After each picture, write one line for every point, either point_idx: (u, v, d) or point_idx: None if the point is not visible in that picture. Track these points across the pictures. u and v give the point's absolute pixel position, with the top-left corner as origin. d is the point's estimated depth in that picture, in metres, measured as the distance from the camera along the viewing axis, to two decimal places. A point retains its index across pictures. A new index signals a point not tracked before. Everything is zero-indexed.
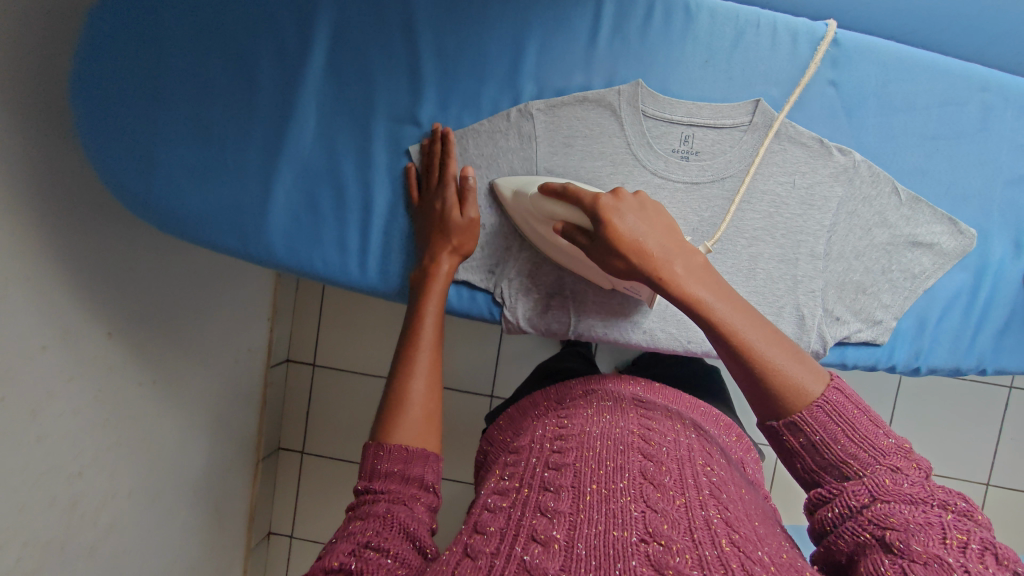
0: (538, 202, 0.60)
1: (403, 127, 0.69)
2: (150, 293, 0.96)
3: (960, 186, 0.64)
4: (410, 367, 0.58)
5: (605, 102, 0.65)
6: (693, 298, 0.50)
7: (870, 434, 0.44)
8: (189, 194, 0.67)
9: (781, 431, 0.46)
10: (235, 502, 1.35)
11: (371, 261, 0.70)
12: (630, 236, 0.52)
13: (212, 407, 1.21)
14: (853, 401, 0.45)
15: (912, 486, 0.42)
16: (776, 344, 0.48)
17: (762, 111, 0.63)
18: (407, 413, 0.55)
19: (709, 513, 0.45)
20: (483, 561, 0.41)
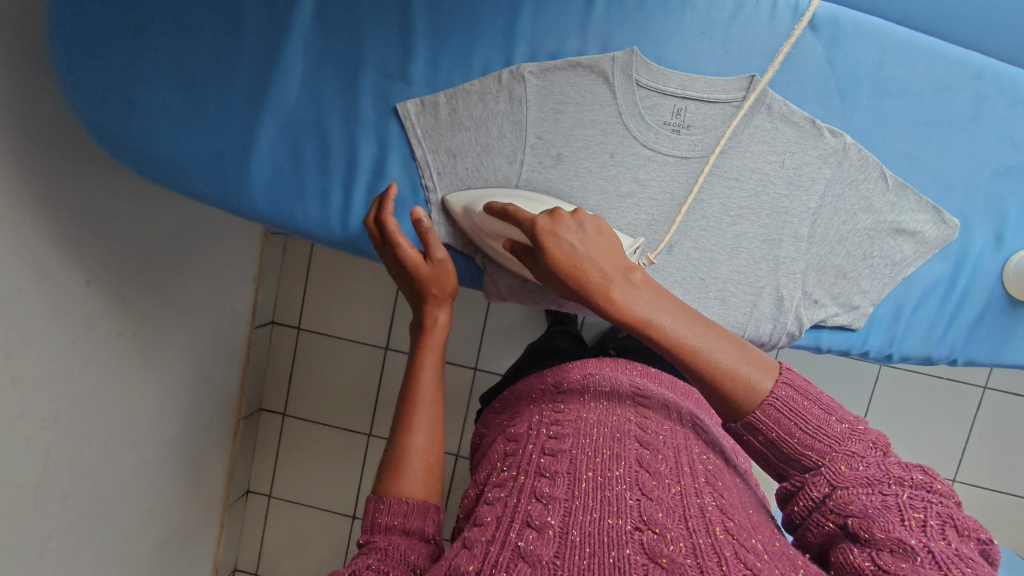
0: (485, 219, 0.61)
1: (392, 83, 0.67)
2: (131, 242, 0.95)
3: (948, 175, 0.63)
4: (411, 420, 0.58)
5: (599, 69, 0.63)
6: (638, 321, 0.48)
7: (822, 423, 0.45)
8: (169, 138, 0.65)
9: (739, 432, 0.48)
10: (213, 459, 1.36)
11: (354, 216, 0.69)
12: (565, 259, 0.51)
13: (193, 364, 1.21)
14: (802, 391, 0.46)
15: (869, 468, 0.43)
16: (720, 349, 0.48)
17: (755, 87, 0.62)
18: (406, 473, 0.55)
19: (705, 501, 0.46)
20: (479, 548, 0.43)
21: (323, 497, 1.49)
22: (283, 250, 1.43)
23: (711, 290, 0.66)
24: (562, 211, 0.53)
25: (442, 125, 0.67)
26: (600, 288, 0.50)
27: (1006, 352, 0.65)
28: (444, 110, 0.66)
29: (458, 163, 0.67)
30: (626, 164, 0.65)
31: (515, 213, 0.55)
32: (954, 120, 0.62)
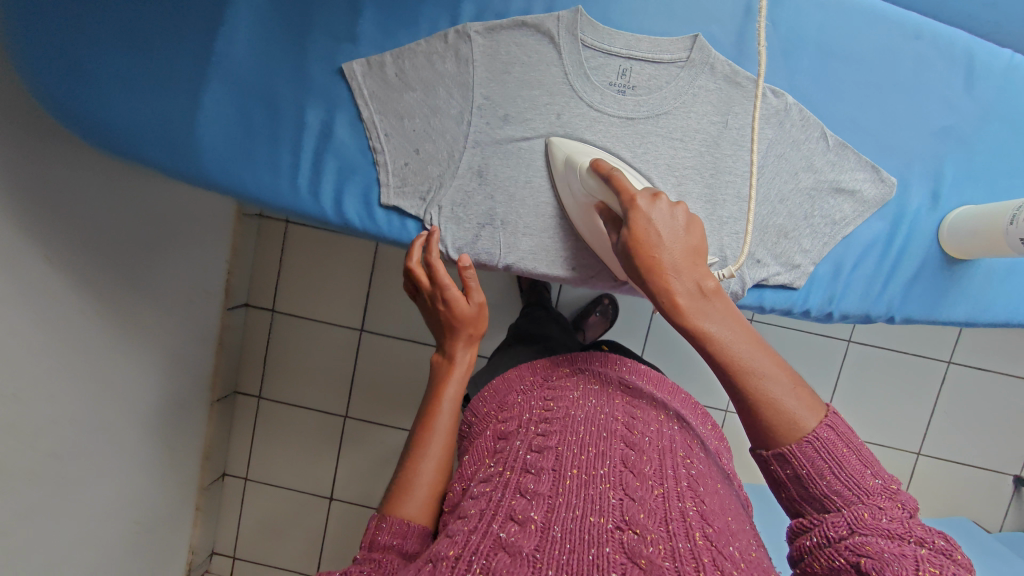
0: (586, 176, 0.60)
1: (340, 43, 0.66)
2: (94, 220, 0.93)
3: (890, 136, 0.64)
4: (420, 448, 0.59)
5: (543, 29, 0.63)
6: (702, 332, 0.48)
7: (857, 473, 0.44)
8: (117, 101, 0.62)
9: (766, 460, 0.47)
10: (188, 441, 1.35)
11: (303, 178, 0.68)
12: (648, 242, 0.52)
13: (165, 346, 1.20)
14: (844, 438, 0.45)
15: (891, 521, 0.42)
16: (774, 378, 0.46)
17: (699, 48, 0.63)
18: (415, 492, 0.56)
19: (685, 505, 0.47)
20: (461, 536, 0.44)
21: (301, 480, 1.49)
22: (257, 233, 1.42)
23: None
24: (664, 197, 0.53)
25: (389, 86, 0.66)
26: (662, 283, 0.50)
27: (942, 309, 0.67)
28: (391, 71, 0.66)
29: (406, 124, 0.67)
30: (572, 125, 0.66)
31: (619, 183, 0.55)
32: (894, 81, 0.63)
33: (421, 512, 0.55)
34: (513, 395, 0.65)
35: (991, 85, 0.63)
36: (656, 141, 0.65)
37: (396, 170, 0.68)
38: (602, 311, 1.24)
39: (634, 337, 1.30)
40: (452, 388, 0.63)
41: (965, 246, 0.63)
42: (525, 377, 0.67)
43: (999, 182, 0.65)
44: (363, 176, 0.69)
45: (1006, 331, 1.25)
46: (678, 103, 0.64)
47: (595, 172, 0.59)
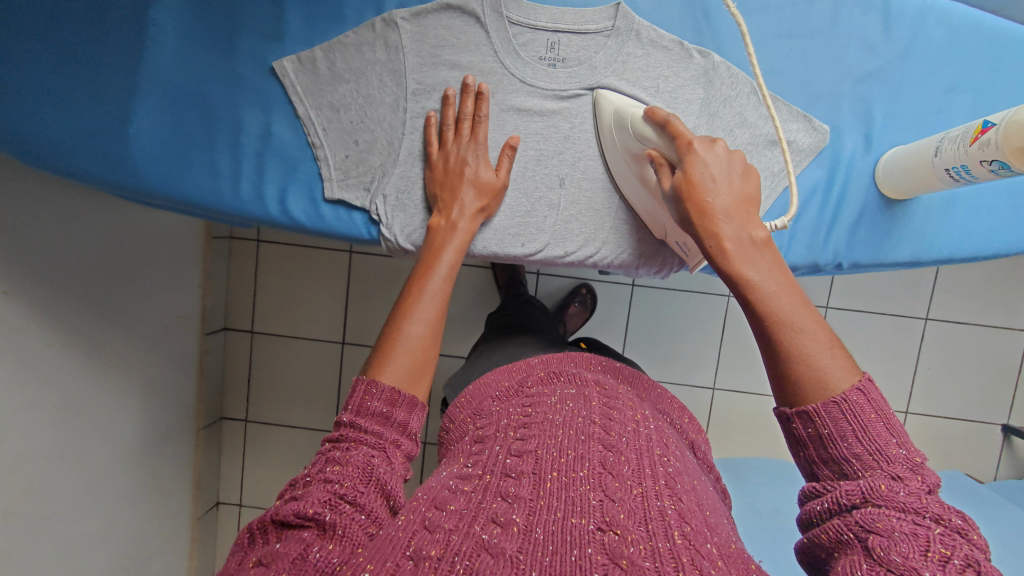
0: (637, 122, 0.58)
1: (267, 43, 0.67)
2: (50, 248, 0.92)
3: (816, 84, 0.65)
4: (412, 311, 0.56)
5: (468, 10, 0.64)
6: (738, 277, 0.48)
7: (881, 441, 0.40)
8: (45, 117, 0.62)
9: (790, 419, 0.43)
10: (176, 470, 1.33)
11: (245, 180, 0.68)
12: (702, 186, 0.51)
13: (142, 373, 1.18)
14: (874, 405, 0.42)
15: (908, 495, 0.38)
16: (813, 333, 0.45)
17: (622, 15, 0.63)
18: (401, 351, 0.53)
19: (665, 504, 0.43)
20: (441, 534, 0.39)
21: None
22: (228, 254, 1.41)
23: (604, 219, 0.68)
24: (721, 144, 0.52)
25: (322, 80, 0.67)
26: (710, 226, 0.50)
27: (886, 252, 0.68)
28: (322, 65, 0.66)
29: (342, 116, 0.67)
30: (507, 103, 0.66)
31: (675, 128, 0.53)
32: (814, 31, 0.64)
33: (407, 373, 0.52)
34: (488, 403, 0.61)
35: (909, 23, 0.64)
36: (594, 110, 0.66)
37: (338, 163, 0.68)
38: (580, 300, 1.25)
39: (614, 322, 1.31)
40: (448, 255, 0.61)
41: (900, 185, 0.64)
42: (500, 381, 0.64)
43: (929, 118, 0.66)
44: (306, 173, 0.69)
45: (978, 281, 1.27)
46: (609, 71, 0.65)
47: (649, 118, 0.56)
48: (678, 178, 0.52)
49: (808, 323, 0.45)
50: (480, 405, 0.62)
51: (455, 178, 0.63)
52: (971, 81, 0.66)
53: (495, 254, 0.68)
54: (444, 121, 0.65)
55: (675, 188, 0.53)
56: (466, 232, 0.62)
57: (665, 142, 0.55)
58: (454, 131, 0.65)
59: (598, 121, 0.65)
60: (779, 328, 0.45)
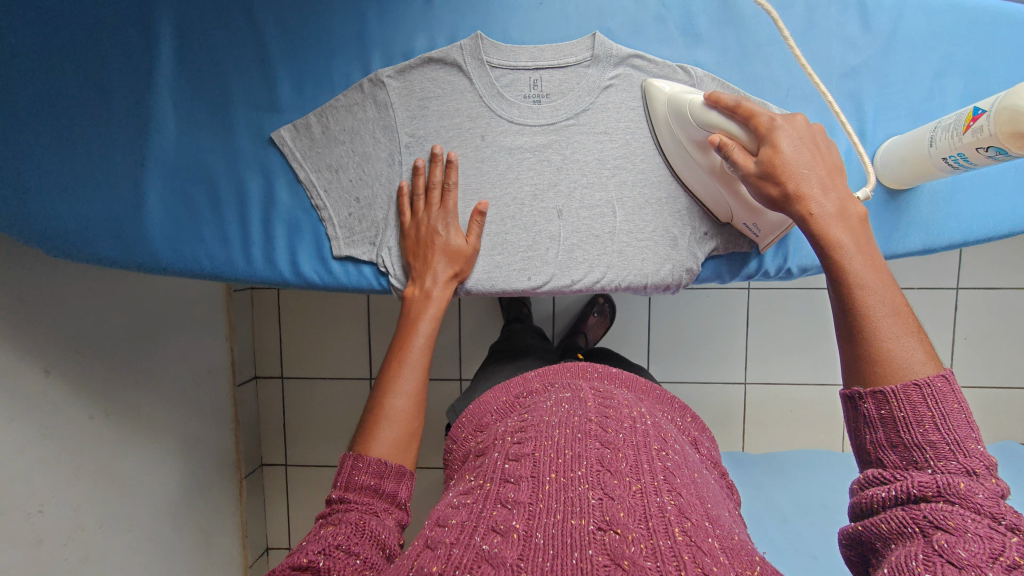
0: (700, 110, 0.58)
1: (262, 114, 0.69)
2: (81, 325, 0.96)
3: (800, 87, 0.66)
4: (394, 384, 0.59)
5: (450, 60, 0.66)
6: (829, 240, 0.48)
7: (961, 436, 0.38)
8: (62, 207, 0.67)
9: (861, 398, 0.42)
10: (224, 521, 1.36)
11: (255, 247, 0.71)
12: (794, 159, 0.50)
13: (182, 430, 1.22)
14: (958, 396, 0.40)
15: (985, 496, 0.36)
16: (900, 315, 0.44)
17: (600, 44, 0.64)
18: (385, 428, 0.56)
19: (665, 499, 0.44)
20: (442, 550, 0.41)
21: None
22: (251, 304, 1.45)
23: (609, 244, 0.68)
24: (800, 118, 0.52)
25: (318, 144, 0.69)
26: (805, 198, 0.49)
27: (896, 243, 0.67)
28: (317, 129, 0.69)
29: (341, 176, 0.70)
30: (498, 143, 0.67)
31: (748, 110, 0.53)
32: (793, 34, 0.64)
33: (391, 450, 0.56)
34: (489, 416, 0.67)
35: (889, 13, 0.64)
36: (583, 139, 0.67)
37: (342, 221, 0.70)
38: (599, 310, 1.25)
39: (637, 329, 1.30)
40: (424, 323, 0.64)
41: (900, 176, 0.63)
42: (499, 398, 0.69)
43: (921, 105, 0.65)
44: (312, 232, 0.71)
45: (1010, 246, 1.23)
46: (594, 99, 0.66)
47: (715, 104, 0.56)
48: (765, 153, 0.51)
49: (899, 302, 0.44)
50: (482, 419, 0.67)
51: (426, 246, 0.66)
52: (961, 63, 0.65)
53: (503, 292, 0.69)
54: (416, 190, 0.67)
55: (762, 164, 0.51)
56: (440, 301, 0.65)
57: (735, 127, 0.55)
58: (425, 200, 0.67)
59: (651, 110, 0.64)
60: (868, 307, 0.44)
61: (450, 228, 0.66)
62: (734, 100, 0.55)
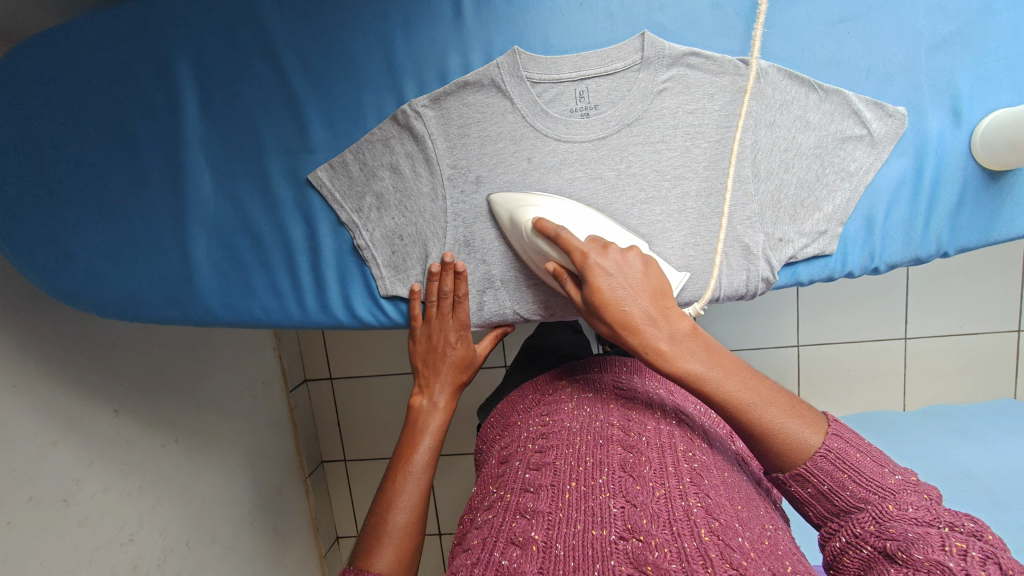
0: (532, 237, 0.59)
1: (297, 158, 0.66)
2: (136, 359, 0.98)
3: (884, 65, 0.58)
4: (395, 498, 0.62)
5: (487, 80, 0.61)
6: (688, 373, 0.50)
7: (875, 475, 0.47)
8: (115, 276, 0.69)
9: (787, 482, 0.50)
10: (299, 522, 1.41)
11: (309, 296, 0.69)
12: (612, 297, 0.51)
13: (249, 445, 1.25)
14: (854, 445, 0.49)
15: (916, 510, 0.44)
16: (772, 402, 0.50)
17: (650, 44, 0.58)
18: (390, 540, 0.59)
19: (691, 502, 0.43)
20: (465, 573, 0.41)
21: None
22: None
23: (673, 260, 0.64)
24: (613, 248, 0.53)
25: (356, 182, 0.66)
26: (642, 338, 0.51)
27: (998, 229, 0.61)
28: (354, 167, 0.65)
29: (384, 215, 0.67)
30: (546, 164, 0.62)
31: (566, 242, 0.54)
32: (873, 7, 0.56)
33: (395, 564, 0.58)
34: (516, 415, 0.64)
35: None
36: (638, 150, 0.61)
37: (387, 260, 0.68)
38: None
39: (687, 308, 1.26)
40: (431, 432, 0.68)
41: (1004, 159, 0.57)
42: (526, 395, 0.67)
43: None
44: (360, 274, 0.69)
45: None
46: (646, 106, 0.60)
47: (540, 230, 0.57)
48: (587, 294, 0.53)
49: (760, 390, 0.50)
50: (510, 418, 0.65)
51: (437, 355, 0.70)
52: None
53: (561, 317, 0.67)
54: (430, 296, 0.67)
55: (586, 302, 0.53)
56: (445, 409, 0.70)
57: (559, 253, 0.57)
58: (439, 306, 0.67)
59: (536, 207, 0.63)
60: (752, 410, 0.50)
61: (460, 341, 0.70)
62: (555, 229, 0.56)
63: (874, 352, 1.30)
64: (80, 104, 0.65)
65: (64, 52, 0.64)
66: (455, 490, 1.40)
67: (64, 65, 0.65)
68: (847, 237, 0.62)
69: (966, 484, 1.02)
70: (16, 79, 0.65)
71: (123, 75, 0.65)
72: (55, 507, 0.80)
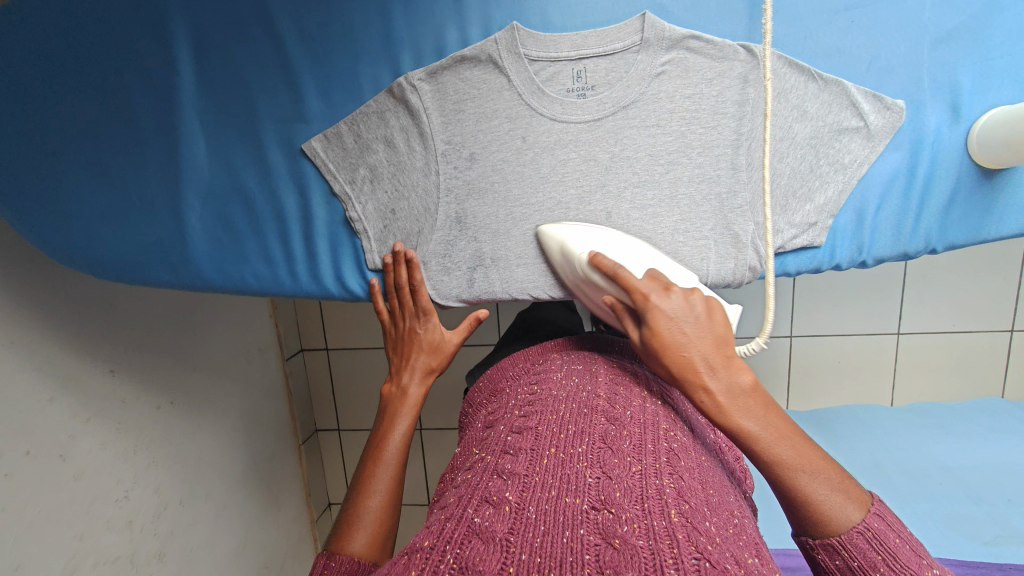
0: (586, 269, 0.59)
1: (291, 127, 0.66)
2: (133, 320, 0.99)
3: (886, 56, 0.57)
4: (369, 481, 0.62)
5: (485, 56, 0.60)
6: (738, 430, 0.48)
7: (911, 565, 0.44)
8: (109, 237, 0.70)
9: (814, 548, 0.47)
10: (291, 486, 1.44)
11: (300, 266, 0.70)
12: (672, 343, 0.50)
13: (243, 410, 1.28)
14: (894, 529, 0.46)
15: None
16: (820, 473, 0.47)
17: (650, 26, 0.57)
18: (362, 525, 0.59)
19: (664, 482, 0.42)
20: (437, 526, 0.40)
21: None
22: None
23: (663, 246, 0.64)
24: (676, 290, 0.52)
25: (350, 154, 0.66)
26: (696, 385, 0.49)
27: (988, 227, 0.61)
28: (349, 139, 0.65)
29: (377, 189, 0.67)
30: (541, 144, 0.62)
31: (624, 281, 0.54)
32: None
33: (369, 545, 0.58)
34: (505, 381, 0.63)
35: None
36: (633, 134, 0.61)
37: (377, 233, 0.68)
38: None
39: None
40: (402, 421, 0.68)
41: (999, 158, 0.56)
42: (517, 363, 0.65)
43: None
44: (351, 246, 0.69)
45: None
46: (644, 89, 0.59)
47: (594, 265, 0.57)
48: (645, 336, 0.51)
49: (815, 460, 0.47)
50: (498, 384, 0.64)
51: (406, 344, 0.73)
52: None
53: (548, 298, 0.67)
54: (387, 288, 0.69)
55: (646, 344, 0.52)
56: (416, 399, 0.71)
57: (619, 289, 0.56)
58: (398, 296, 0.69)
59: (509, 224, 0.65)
60: (788, 470, 0.47)
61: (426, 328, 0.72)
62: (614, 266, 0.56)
63: (865, 345, 1.31)
64: (74, 63, 0.65)
65: (58, 8, 0.63)
66: (443, 462, 1.43)
67: (57, 22, 0.64)
68: (835, 230, 0.62)
69: (942, 478, 1.04)
70: (8, 34, 0.64)
71: (118, 35, 0.64)
72: (51, 462, 0.82)
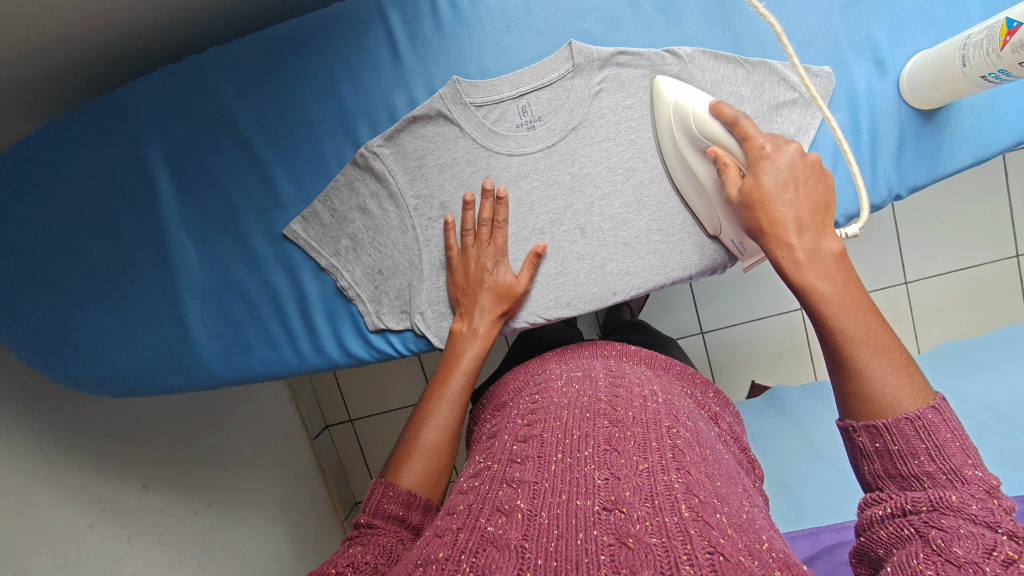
0: (699, 117, 0.57)
1: (270, 215, 0.70)
2: (158, 430, 1.01)
3: (802, 31, 0.61)
4: (427, 417, 0.58)
5: (434, 111, 0.64)
6: (807, 287, 0.48)
7: (956, 463, 0.39)
8: (120, 354, 0.73)
9: (855, 431, 0.44)
10: None
11: (303, 343, 0.72)
12: (773, 197, 0.51)
13: (282, 497, 1.27)
14: (953, 427, 0.41)
15: (982, 508, 0.37)
16: (883, 352, 0.45)
17: (578, 51, 0.61)
18: (417, 459, 0.55)
19: (672, 477, 0.39)
20: (450, 536, 0.38)
21: None
22: None
23: (642, 249, 0.66)
24: (793, 145, 0.52)
25: (330, 228, 0.69)
26: (782, 241, 0.50)
27: (944, 163, 0.63)
28: (326, 214, 0.69)
29: (361, 254, 0.70)
30: (503, 180, 0.65)
31: (745, 131, 0.53)
32: None
33: (423, 481, 0.54)
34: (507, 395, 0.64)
35: None
36: (588, 152, 0.64)
37: (371, 295, 0.71)
38: None
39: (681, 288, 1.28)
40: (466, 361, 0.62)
41: (933, 98, 0.59)
42: (518, 377, 0.66)
43: (938, 14, 0.60)
44: (348, 314, 0.72)
45: None
46: (587, 109, 0.63)
47: (715, 114, 0.55)
48: (747, 185, 0.52)
49: (882, 337, 0.45)
50: (500, 400, 0.65)
51: (475, 285, 0.65)
52: None
53: (544, 320, 0.69)
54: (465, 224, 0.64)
55: (743, 194, 0.53)
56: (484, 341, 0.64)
57: (731, 141, 0.55)
58: (474, 237, 0.65)
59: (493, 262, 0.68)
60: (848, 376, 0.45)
61: (501, 275, 0.65)
62: (734, 113, 0.54)
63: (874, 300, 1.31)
64: (62, 202, 0.69)
65: (38, 154, 0.68)
66: None
67: (39, 169, 0.68)
68: None
69: (984, 416, 1.02)
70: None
71: (97, 168, 0.69)
72: None
